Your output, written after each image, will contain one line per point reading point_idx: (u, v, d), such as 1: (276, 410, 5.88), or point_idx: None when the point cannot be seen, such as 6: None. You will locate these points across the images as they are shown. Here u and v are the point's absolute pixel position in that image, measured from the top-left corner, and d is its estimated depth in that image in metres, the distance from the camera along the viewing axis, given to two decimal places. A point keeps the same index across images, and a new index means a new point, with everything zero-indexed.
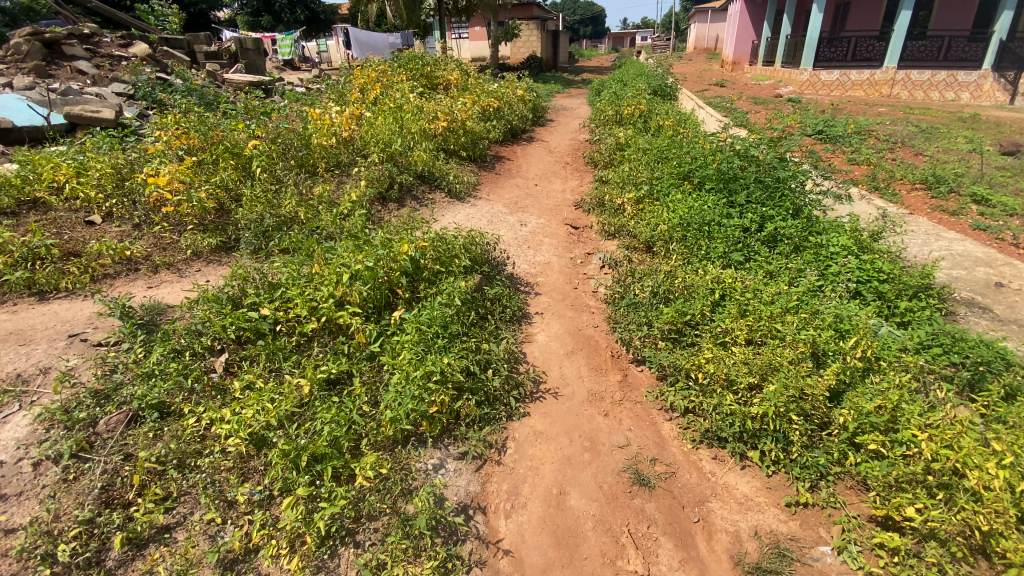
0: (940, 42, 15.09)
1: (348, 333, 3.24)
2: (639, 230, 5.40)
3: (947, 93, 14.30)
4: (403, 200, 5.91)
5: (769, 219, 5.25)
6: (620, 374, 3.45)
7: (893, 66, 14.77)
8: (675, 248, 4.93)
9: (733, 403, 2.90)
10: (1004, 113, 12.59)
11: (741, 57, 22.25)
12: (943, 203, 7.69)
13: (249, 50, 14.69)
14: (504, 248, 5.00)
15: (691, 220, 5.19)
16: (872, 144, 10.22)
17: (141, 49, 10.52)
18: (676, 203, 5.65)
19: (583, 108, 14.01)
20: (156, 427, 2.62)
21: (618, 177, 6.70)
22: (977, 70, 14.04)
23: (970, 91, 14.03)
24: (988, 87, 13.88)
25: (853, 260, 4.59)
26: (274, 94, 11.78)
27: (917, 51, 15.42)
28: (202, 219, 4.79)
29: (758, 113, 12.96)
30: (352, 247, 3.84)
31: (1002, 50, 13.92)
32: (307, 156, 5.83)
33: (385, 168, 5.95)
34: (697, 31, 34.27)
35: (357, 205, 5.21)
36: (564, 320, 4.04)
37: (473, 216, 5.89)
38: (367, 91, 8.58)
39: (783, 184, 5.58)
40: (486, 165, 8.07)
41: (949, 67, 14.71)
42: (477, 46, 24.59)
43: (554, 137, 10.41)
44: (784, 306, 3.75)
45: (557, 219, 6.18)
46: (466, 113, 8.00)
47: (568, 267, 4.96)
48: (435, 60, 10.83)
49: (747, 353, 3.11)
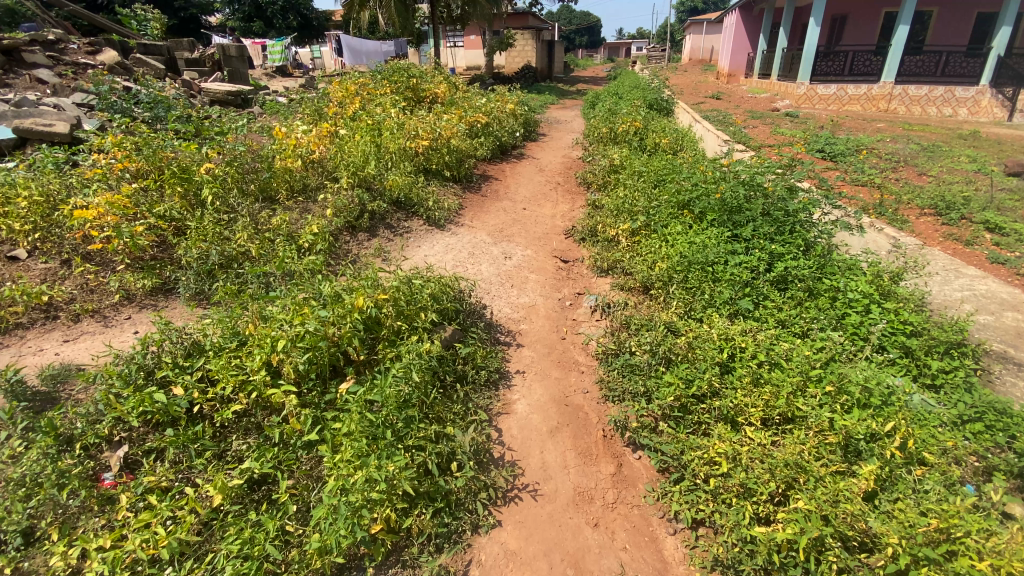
0: (937, 57, 14.87)
1: (282, 416, 2.70)
2: (635, 267, 4.86)
3: (944, 109, 13.94)
4: (375, 230, 5.36)
5: (779, 258, 4.75)
6: (614, 464, 2.89)
7: (891, 81, 14.41)
8: (676, 291, 4.40)
9: (754, 527, 2.36)
10: (1003, 131, 12.24)
11: (737, 70, 21.92)
12: (954, 231, 7.22)
13: (233, 56, 13.92)
14: (483, 290, 4.48)
15: (693, 258, 4.68)
16: (875, 164, 9.75)
17: (110, 56, 9.96)
18: (676, 236, 5.13)
19: (577, 122, 13.51)
20: (14, 561, 2.12)
21: (612, 204, 6.16)
22: (975, 86, 13.70)
23: (968, 107, 13.69)
24: (985, 103, 13.56)
25: (876, 309, 4.08)
26: (253, 105, 11.20)
27: (914, 66, 15.09)
28: (139, 258, 4.25)
29: (756, 128, 12.51)
30: (298, 299, 3.29)
31: (999, 66, 13.54)
32: (269, 182, 5.28)
33: (355, 195, 5.39)
34: (692, 43, 34.19)
35: (319, 240, 4.66)
36: (549, 384, 3.48)
37: (451, 249, 5.33)
38: (345, 104, 8.07)
39: (793, 217, 5.08)
40: (471, 185, 7.53)
41: (947, 83, 14.38)
42: (472, 55, 24.23)
43: (545, 154, 9.87)
44: (805, 374, 3.22)
45: (545, 250, 5.62)
46: (450, 130, 7.46)
47: (555, 312, 4.39)
48: (422, 72, 10.32)
49: (767, 451, 2.60)
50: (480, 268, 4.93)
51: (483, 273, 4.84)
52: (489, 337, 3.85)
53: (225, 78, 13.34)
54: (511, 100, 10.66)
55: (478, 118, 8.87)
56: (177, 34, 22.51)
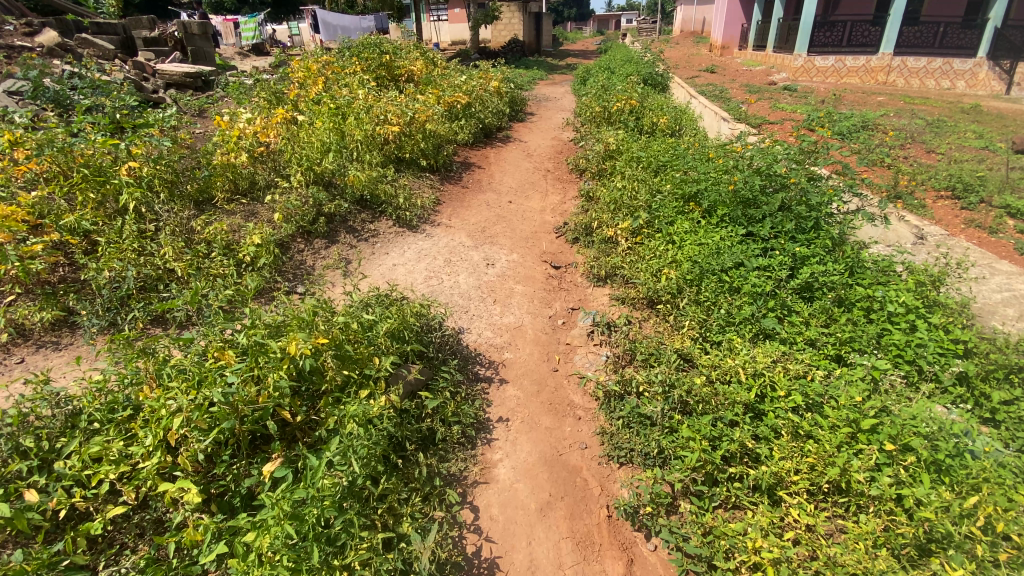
0: (936, 28, 13.83)
1: (183, 515, 2.07)
2: (638, 275, 4.19)
3: (942, 82, 13.12)
4: (335, 235, 4.64)
5: (803, 262, 4.12)
6: (622, 559, 2.27)
7: (889, 52, 13.73)
8: (686, 306, 3.75)
9: None
10: (1002, 104, 11.50)
11: (731, 42, 20.95)
12: (974, 216, 6.56)
13: (196, 36, 12.78)
14: (459, 311, 3.81)
15: (706, 262, 4.02)
16: (881, 141, 9.03)
17: (50, 37, 8.94)
18: (683, 237, 4.46)
19: (567, 99, 12.62)
20: None
21: (607, 196, 5.45)
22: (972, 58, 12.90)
23: (965, 80, 12.85)
24: (983, 75, 12.69)
25: (923, 325, 3.44)
26: (214, 87, 10.27)
27: (910, 37, 14.17)
28: (43, 282, 3.55)
29: (755, 104, 11.73)
30: (217, 343, 2.61)
31: (997, 38, 12.73)
32: (208, 182, 4.55)
33: (310, 194, 4.65)
34: (683, 14, 32.93)
35: (263, 255, 3.97)
36: (539, 436, 2.83)
37: (424, 256, 4.64)
38: (308, 85, 7.22)
39: (819, 210, 4.39)
40: (451, 176, 6.77)
41: (943, 55, 13.51)
42: (457, 29, 23.08)
43: (533, 137, 9.07)
44: (855, 423, 2.59)
45: (533, 253, 4.93)
46: (425, 114, 6.66)
47: (545, 334, 3.72)
48: (397, 47, 9.41)
49: (825, 566, 2.03)
50: (458, 281, 4.26)
51: (461, 288, 4.16)
52: (465, 374, 3.20)
53: (187, 57, 12.31)
54: (495, 77, 9.81)
55: (457, 99, 8.05)
56: (145, 13, 21.27)
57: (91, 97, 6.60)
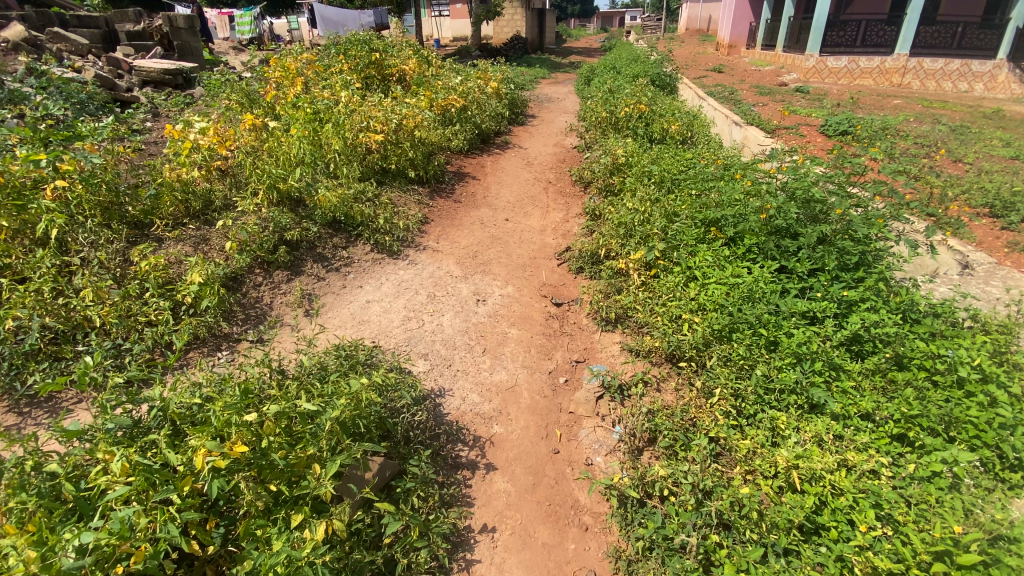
0: (954, 28, 13.13)
1: None
2: (654, 322, 3.54)
3: (959, 84, 12.41)
4: (300, 265, 3.99)
5: (850, 308, 3.47)
6: None
7: (905, 53, 13.02)
8: (713, 367, 3.10)
9: None
10: None
11: (738, 40, 20.15)
12: (1021, 240, 5.54)
13: (183, 30, 11.47)
14: (440, 369, 3.17)
15: (737, 309, 3.36)
16: (905, 148, 8.27)
17: (12, 30, 8.29)
18: (706, 273, 3.79)
19: (570, 101, 11.91)
20: None
21: (615, 218, 4.79)
22: (992, 59, 12.18)
23: (984, 83, 12.16)
24: (1003, 78, 11.96)
25: (1005, 399, 2.76)
26: (195, 85, 9.54)
27: (928, 38, 13.49)
28: None
29: (767, 107, 11.04)
30: (111, 440, 1.99)
31: (1018, 39, 12.09)
32: (154, 203, 3.93)
33: (271, 217, 4.01)
34: (687, 12, 32.06)
35: (207, 295, 3.34)
36: (533, 560, 2.22)
37: (403, 290, 4.00)
38: (285, 85, 6.57)
39: (866, 243, 3.73)
40: (441, 188, 6.11)
41: (961, 56, 12.85)
42: (459, 25, 22.28)
43: (533, 142, 8.40)
44: (948, 558, 1.95)
45: (531, 285, 4.29)
46: (413, 119, 6.00)
47: (543, 397, 3.07)
48: (388, 44, 8.73)
49: None
50: (441, 325, 3.61)
51: (445, 334, 3.51)
52: (441, 461, 2.57)
53: (172, 52, 11.57)
54: (494, 77, 9.15)
55: (451, 101, 7.39)
56: (139, 6, 20.66)
57: (45, 97, 5.98)
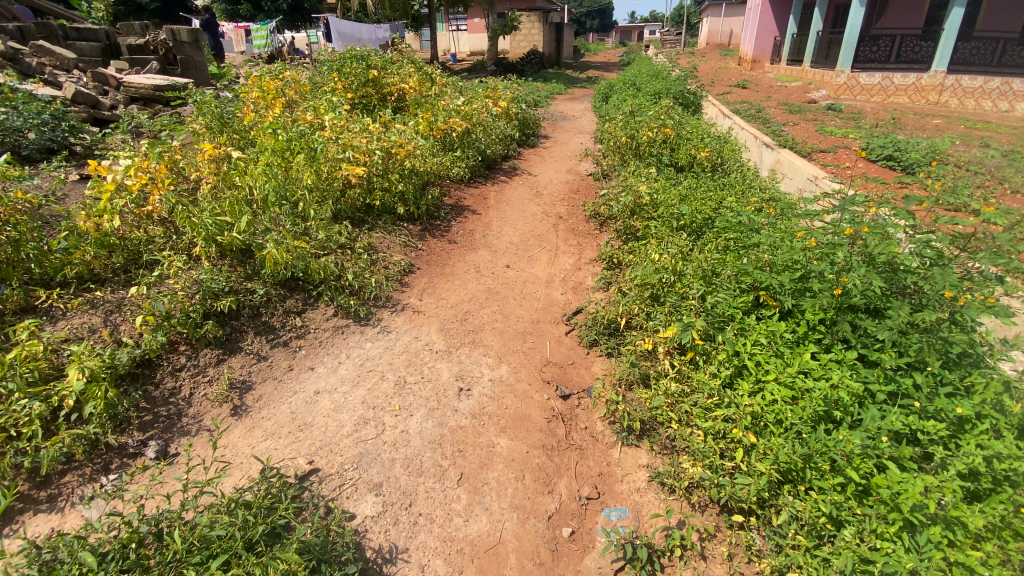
0: (994, 44, 11.97)
1: None
2: (694, 442, 2.62)
3: (1000, 104, 10.99)
4: (238, 340, 3.17)
5: (961, 428, 2.49)
6: None
7: (943, 70, 11.73)
8: (786, 530, 2.24)
9: None
10: None
11: (762, 55, 19.08)
12: None
13: (186, 44, 10.78)
14: (399, 514, 2.32)
15: (812, 432, 2.41)
16: (959, 174, 7.08)
17: None
18: (762, 363, 2.82)
19: (587, 120, 11.06)
20: None
21: (638, 275, 3.88)
22: None
23: None
24: None
25: None
26: (187, 102, 8.81)
27: (967, 53, 12.21)
28: None
29: (799, 126, 10.10)
30: None
31: None
32: (63, 259, 3.14)
33: (202, 279, 3.18)
34: (709, 27, 31.26)
35: (92, 397, 2.48)
36: None
37: (368, 373, 3.13)
38: (265, 106, 5.83)
39: (974, 332, 2.75)
40: (434, 226, 5.26)
41: (1004, 73, 11.59)
42: (476, 39, 21.81)
43: (544, 168, 7.55)
44: None
45: (532, 365, 3.39)
46: (402, 147, 5.18)
47: (537, 564, 2.21)
48: (389, 59, 8.01)
49: None
50: (407, 432, 2.71)
51: (409, 448, 2.63)
52: None
53: (176, 67, 10.85)
54: (503, 96, 8.37)
55: (453, 124, 6.59)
56: (158, 20, 20.45)
57: None
